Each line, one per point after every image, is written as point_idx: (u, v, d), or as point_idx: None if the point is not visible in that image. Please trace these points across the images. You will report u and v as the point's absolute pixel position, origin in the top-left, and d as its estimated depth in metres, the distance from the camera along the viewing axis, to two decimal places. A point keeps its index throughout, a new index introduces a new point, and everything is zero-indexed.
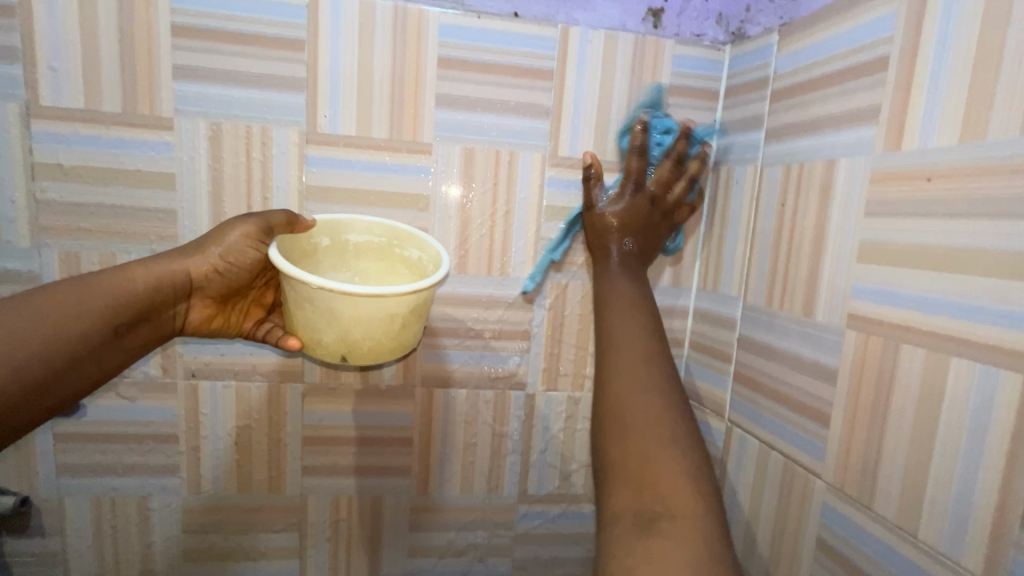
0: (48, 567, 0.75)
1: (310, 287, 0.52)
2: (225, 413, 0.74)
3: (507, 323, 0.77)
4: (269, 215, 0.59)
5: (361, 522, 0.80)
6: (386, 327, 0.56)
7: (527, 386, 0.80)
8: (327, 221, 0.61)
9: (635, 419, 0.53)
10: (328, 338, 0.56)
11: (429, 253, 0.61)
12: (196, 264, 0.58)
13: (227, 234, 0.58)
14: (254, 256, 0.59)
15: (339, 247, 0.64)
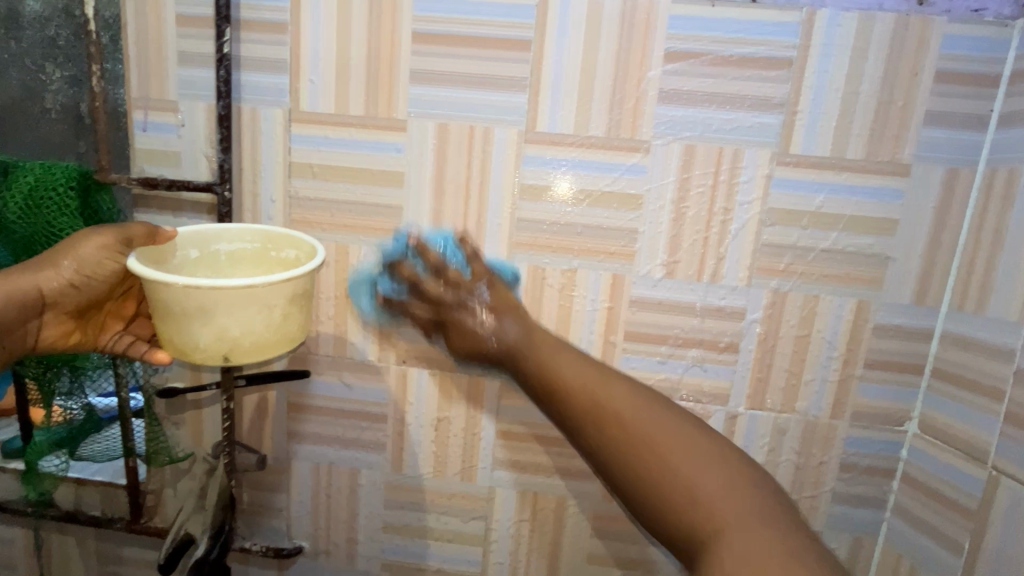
0: (273, 519, 0.85)
1: (178, 288, 0.53)
2: (429, 401, 0.78)
3: (714, 333, 0.72)
4: (128, 228, 0.62)
5: (544, 522, 0.81)
6: (267, 320, 0.57)
7: (729, 402, 0.74)
8: (194, 232, 0.64)
9: (600, 375, 0.51)
10: (204, 341, 0.56)
11: (303, 249, 0.64)
12: (45, 280, 0.62)
13: (78, 247, 0.62)
14: (108, 266, 0.63)
15: (208, 258, 0.66)
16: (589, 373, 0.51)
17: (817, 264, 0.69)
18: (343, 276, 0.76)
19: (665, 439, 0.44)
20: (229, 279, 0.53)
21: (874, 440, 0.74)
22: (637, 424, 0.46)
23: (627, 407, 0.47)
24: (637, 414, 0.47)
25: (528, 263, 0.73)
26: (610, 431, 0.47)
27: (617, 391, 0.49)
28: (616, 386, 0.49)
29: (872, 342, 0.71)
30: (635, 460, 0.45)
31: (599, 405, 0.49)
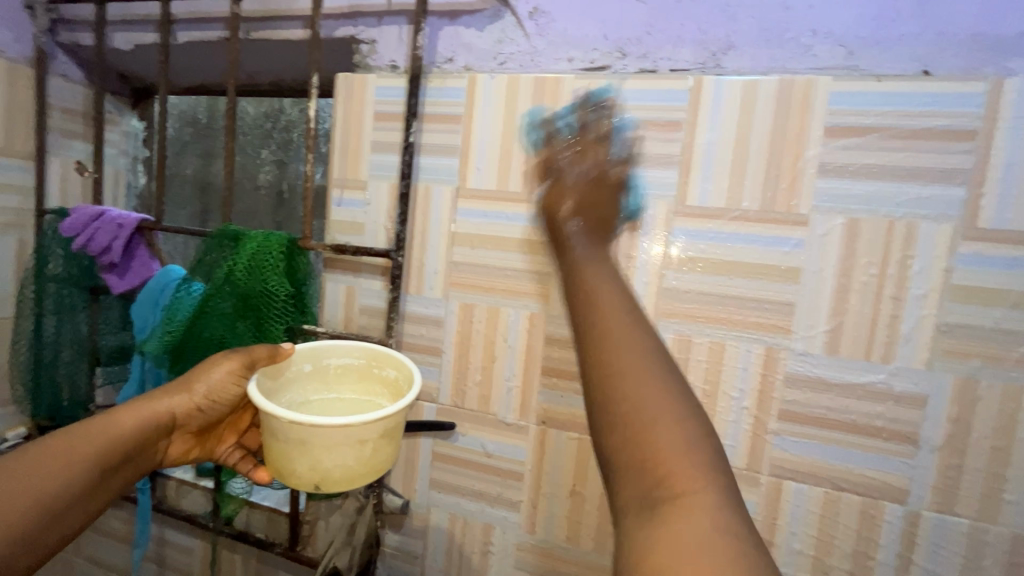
0: (409, 565, 0.89)
1: (284, 420, 0.59)
2: (565, 466, 0.79)
3: (887, 420, 0.66)
4: (251, 351, 0.71)
5: None
6: (357, 453, 0.62)
7: (908, 502, 0.66)
8: (308, 349, 0.71)
9: (626, 310, 0.46)
10: (300, 468, 0.62)
11: (403, 373, 0.69)
12: (181, 404, 0.70)
13: (210, 375, 0.71)
14: (231, 389, 0.72)
15: (320, 371, 0.73)
16: (616, 296, 0.47)
17: (1016, 350, 0.61)
18: (492, 336, 0.82)
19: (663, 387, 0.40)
20: (331, 418, 0.58)
21: None
22: (619, 387, 0.40)
23: (623, 364, 0.41)
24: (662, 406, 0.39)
25: (673, 333, 0.73)
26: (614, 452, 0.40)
27: (615, 326, 0.44)
28: (651, 419, 0.39)
29: None
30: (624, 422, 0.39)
31: (603, 351, 0.43)
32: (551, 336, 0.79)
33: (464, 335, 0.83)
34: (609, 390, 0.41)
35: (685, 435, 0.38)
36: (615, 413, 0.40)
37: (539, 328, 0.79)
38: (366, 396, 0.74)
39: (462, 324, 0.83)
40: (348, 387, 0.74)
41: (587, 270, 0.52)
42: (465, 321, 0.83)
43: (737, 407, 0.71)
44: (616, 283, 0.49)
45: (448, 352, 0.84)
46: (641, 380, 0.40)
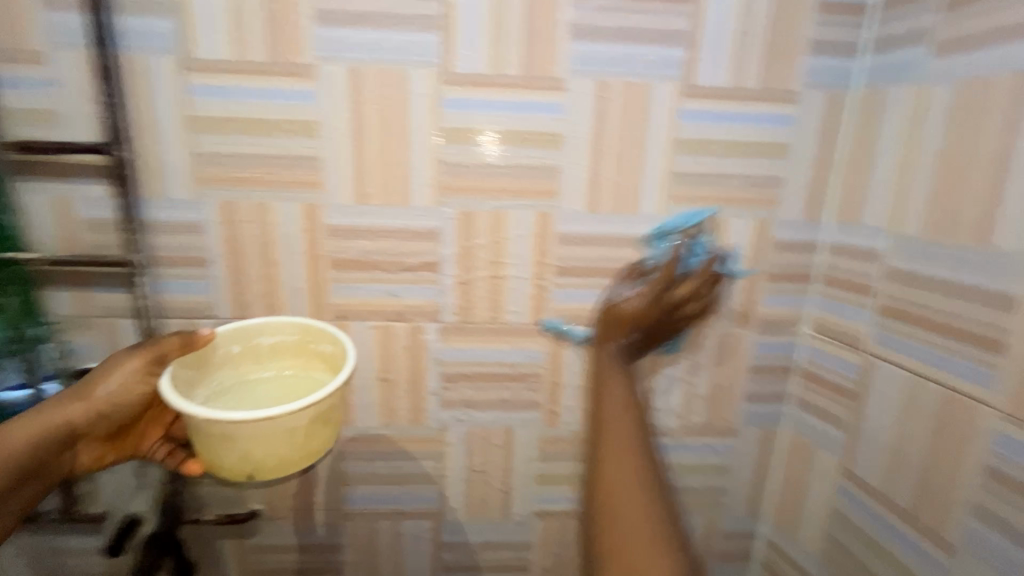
0: (224, 488, 0.84)
1: (197, 418, 0.56)
2: (370, 355, 0.79)
3: (636, 260, 0.78)
4: (159, 344, 0.64)
5: (493, 454, 0.85)
6: (288, 442, 0.59)
7: (653, 324, 0.81)
8: (236, 329, 0.68)
9: (632, 447, 0.71)
10: (229, 461, 0.59)
11: (339, 351, 0.66)
12: (77, 412, 0.61)
13: (111, 375, 0.63)
14: (136, 391, 0.64)
15: (250, 351, 0.70)
16: (629, 442, 0.71)
17: (721, 189, 0.76)
18: (267, 234, 0.73)
19: (638, 529, 0.61)
20: (248, 413, 0.55)
21: (773, 345, 0.83)
22: (606, 476, 0.68)
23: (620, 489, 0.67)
24: (631, 493, 0.65)
25: (457, 208, 0.74)
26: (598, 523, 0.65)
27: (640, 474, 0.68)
28: (619, 492, 0.66)
29: (770, 256, 0.79)
30: (603, 511, 0.66)
31: (604, 450, 0.71)
32: (333, 228, 0.74)
33: (234, 239, 0.73)
34: (598, 502, 0.67)
35: (646, 555, 0.59)
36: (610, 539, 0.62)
37: (319, 218, 0.73)
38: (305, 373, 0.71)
39: (227, 226, 0.73)
40: (289, 364, 0.71)
41: (604, 404, 0.75)
42: (231, 223, 0.72)
43: (521, 271, 0.77)
44: (624, 397, 0.75)
45: (218, 261, 0.74)
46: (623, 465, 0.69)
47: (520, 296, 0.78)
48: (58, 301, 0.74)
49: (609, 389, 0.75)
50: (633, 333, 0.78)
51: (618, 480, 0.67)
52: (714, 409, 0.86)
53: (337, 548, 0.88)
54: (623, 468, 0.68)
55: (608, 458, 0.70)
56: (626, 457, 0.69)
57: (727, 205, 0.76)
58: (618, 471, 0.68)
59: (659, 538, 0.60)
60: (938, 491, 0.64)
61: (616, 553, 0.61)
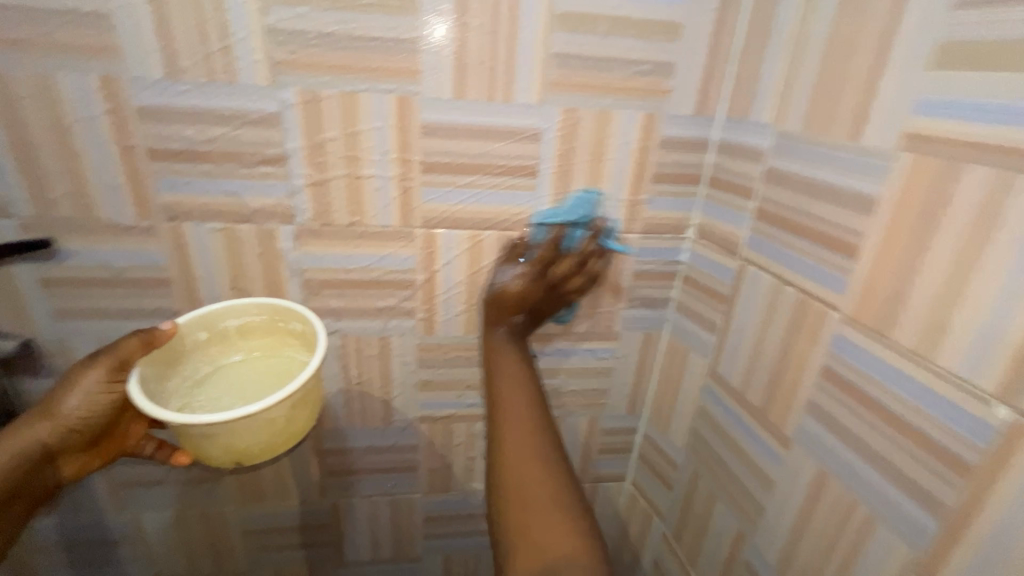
0: None
1: (174, 420, 0.52)
2: (217, 261, 0.71)
3: (512, 156, 0.70)
4: (119, 348, 0.59)
5: (369, 362, 0.82)
6: (272, 430, 0.57)
7: (533, 227, 0.75)
8: (197, 317, 0.64)
9: (533, 426, 0.71)
10: (215, 454, 0.56)
11: (308, 328, 0.64)
12: (45, 432, 0.61)
13: (74, 388, 0.60)
14: (105, 402, 0.61)
15: (219, 335, 0.67)
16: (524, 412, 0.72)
17: (605, 75, 0.67)
18: (56, 114, 0.60)
19: (540, 500, 0.64)
20: (228, 412, 0.52)
21: (658, 250, 0.81)
22: (513, 476, 0.67)
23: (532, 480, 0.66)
24: (518, 440, 0.70)
25: (296, 87, 0.62)
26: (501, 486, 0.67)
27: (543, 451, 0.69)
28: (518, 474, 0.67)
29: (658, 154, 0.74)
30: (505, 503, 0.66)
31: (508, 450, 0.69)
32: (144, 108, 0.61)
33: (12, 118, 0.59)
34: (500, 466, 0.69)
35: (560, 528, 0.62)
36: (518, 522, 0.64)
37: (122, 95, 0.60)
38: (284, 352, 0.69)
39: (0, 101, 0.58)
40: (260, 344, 0.69)
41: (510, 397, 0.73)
42: (4, 97, 0.58)
43: (383, 166, 0.68)
44: (522, 396, 0.74)
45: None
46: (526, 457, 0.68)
47: (384, 196, 0.70)
48: None
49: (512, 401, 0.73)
50: (519, 316, 0.78)
51: (518, 426, 0.71)
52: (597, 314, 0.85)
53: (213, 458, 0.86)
54: (521, 441, 0.70)
55: (507, 385, 0.74)
56: (541, 435, 0.71)
57: (612, 94, 0.68)
58: (517, 442, 0.70)
59: (558, 492, 0.65)
60: (782, 389, 0.65)
61: (517, 508, 0.64)
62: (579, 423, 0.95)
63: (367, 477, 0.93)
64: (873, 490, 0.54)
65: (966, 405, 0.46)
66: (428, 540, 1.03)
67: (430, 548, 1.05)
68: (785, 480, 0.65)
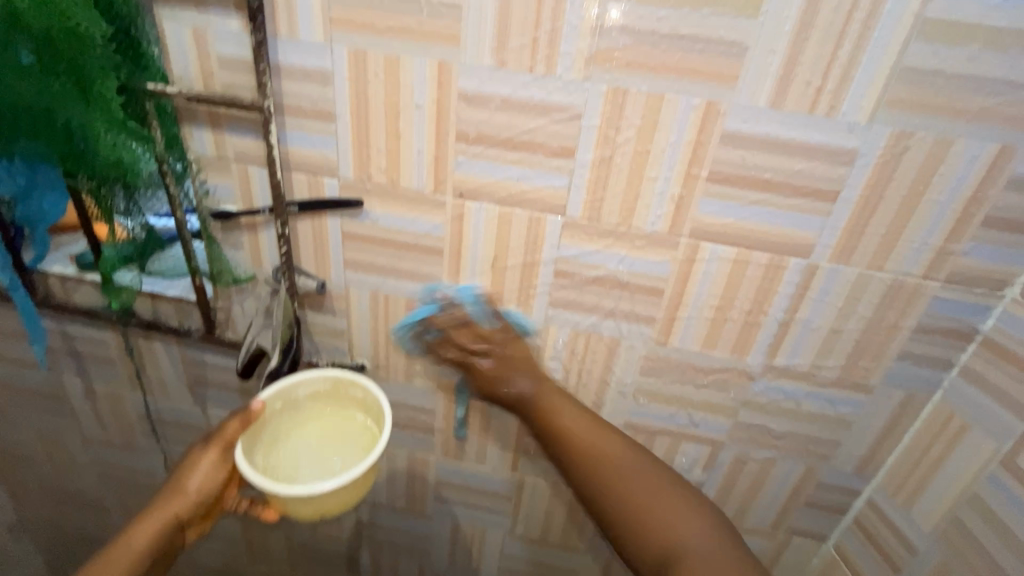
0: (336, 339, 0.90)
1: (284, 492, 0.69)
2: (485, 240, 0.76)
3: (813, 177, 0.63)
4: (225, 431, 0.76)
5: (595, 358, 0.82)
6: (354, 490, 0.74)
7: (812, 255, 0.68)
8: (276, 392, 0.79)
9: (602, 428, 0.77)
10: (305, 512, 0.72)
11: (370, 397, 0.81)
12: (177, 507, 0.75)
13: (196, 469, 0.76)
14: (218, 477, 0.77)
15: (290, 403, 0.82)
16: (575, 420, 0.78)
17: (961, 97, 0.57)
18: (392, 94, 0.67)
19: (675, 509, 0.71)
20: (331, 485, 0.70)
21: (958, 304, 0.68)
22: (633, 488, 0.72)
23: (653, 514, 0.71)
24: (606, 441, 0.76)
25: (606, 84, 0.62)
26: (629, 511, 0.72)
27: (644, 468, 0.74)
28: (632, 476, 0.73)
29: (999, 195, 0.61)
30: (647, 522, 0.70)
31: (589, 452, 0.75)
32: (465, 94, 0.66)
33: (359, 94, 0.68)
34: (610, 493, 0.73)
35: (687, 516, 0.70)
36: (661, 550, 0.69)
37: (450, 80, 0.65)
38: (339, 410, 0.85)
39: (354, 79, 0.67)
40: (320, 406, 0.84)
41: (563, 409, 0.78)
42: (359, 76, 0.67)
43: (667, 172, 0.67)
44: (579, 412, 0.78)
45: (343, 117, 0.70)
46: (649, 487, 0.72)
47: (658, 204, 0.69)
48: (199, 140, 0.75)
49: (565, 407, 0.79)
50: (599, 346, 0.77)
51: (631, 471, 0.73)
52: (855, 362, 0.75)
53: (431, 411, 0.94)
54: (631, 457, 0.74)
55: (579, 436, 0.76)
56: (606, 430, 0.77)
57: (964, 120, 0.58)
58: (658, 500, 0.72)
59: (659, 483, 0.73)
60: None
61: (636, 534, 0.71)
62: (793, 470, 0.86)
63: None
64: None
65: None
66: (596, 538, 1.04)
67: (595, 545, 1.05)
68: None
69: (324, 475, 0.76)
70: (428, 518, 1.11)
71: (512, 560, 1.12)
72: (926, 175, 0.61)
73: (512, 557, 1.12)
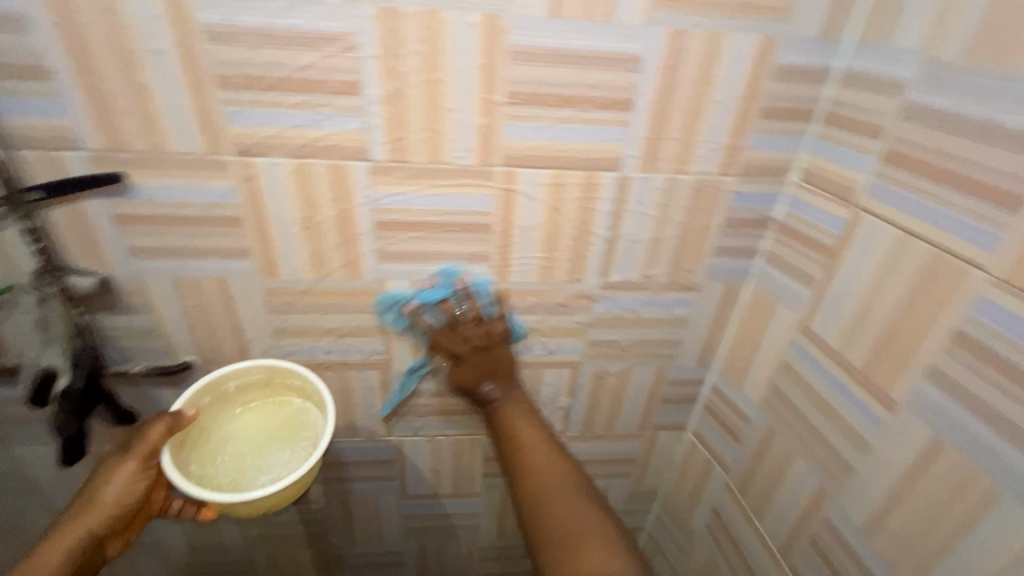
0: (148, 340, 0.78)
1: (212, 495, 0.65)
2: (289, 200, 0.68)
3: (605, 88, 0.63)
4: (147, 436, 0.68)
5: (441, 306, 0.80)
6: (297, 485, 0.70)
7: (620, 168, 0.69)
8: (202, 387, 0.75)
9: (546, 437, 0.78)
10: (246, 512, 0.68)
11: (309, 384, 0.78)
12: (91, 521, 0.66)
13: (112, 479, 0.67)
14: (139, 485, 0.68)
15: (220, 397, 0.78)
16: (536, 432, 0.78)
17: None
18: (119, 37, 0.55)
19: (581, 523, 0.66)
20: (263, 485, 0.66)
21: (754, 195, 0.74)
22: (550, 509, 0.68)
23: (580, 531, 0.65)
24: (546, 454, 0.75)
25: (374, 4, 0.56)
26: (538, 510, 0.69)
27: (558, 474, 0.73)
28: (558, 482, 0.71)
29: (769, 87, 0.65)
30: (559, 538, 0.65)
31: (523, 445, 0.77)
32: (211, 30, 0.56)
33: (75, 41, 0.55)
34: (541, 497, 0.70)
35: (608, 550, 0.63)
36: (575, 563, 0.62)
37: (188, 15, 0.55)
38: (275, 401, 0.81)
39: (61, 22, 0.54)
40: (253, 399, 0.80)
41: (523, 428, 0.79)
42: (66, 18, 0.54)
43: (463, 100, 0.62)
44: (536, 425, 0.80)
45: (63, 73, 0.56)
46: (575, 504, 0.68)
47: (462, 134, 0.65)
48: None
49: (523, 425, 0.79)
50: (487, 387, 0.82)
51: (541, 473, 0.73)
52: (679, 265, 0.79)
53: None
54: (560, 468, 0.73)
55: (533, 468, 0.74)
56: (533, 420, 0.80)
57: (726, 14, 0.60)
58: (564, 503, 0.69)
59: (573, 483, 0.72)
60: (897, 350, 0.60)
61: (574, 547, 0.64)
62: (646, 373, 0.92)
63: (435, 418, 0.94)
64: (1007, 464, 0.50)
65: None
66: (487, 477, 1.06)
67: (487, 485, 1.07)
68: (885, 445, 0.62)
69: (268, 471, 0.72)
70: (315, 501, 1.06)
71: (413, 520, 1.12)
72: (705, 73, 0.63)
73: (411, 517, 1.11)
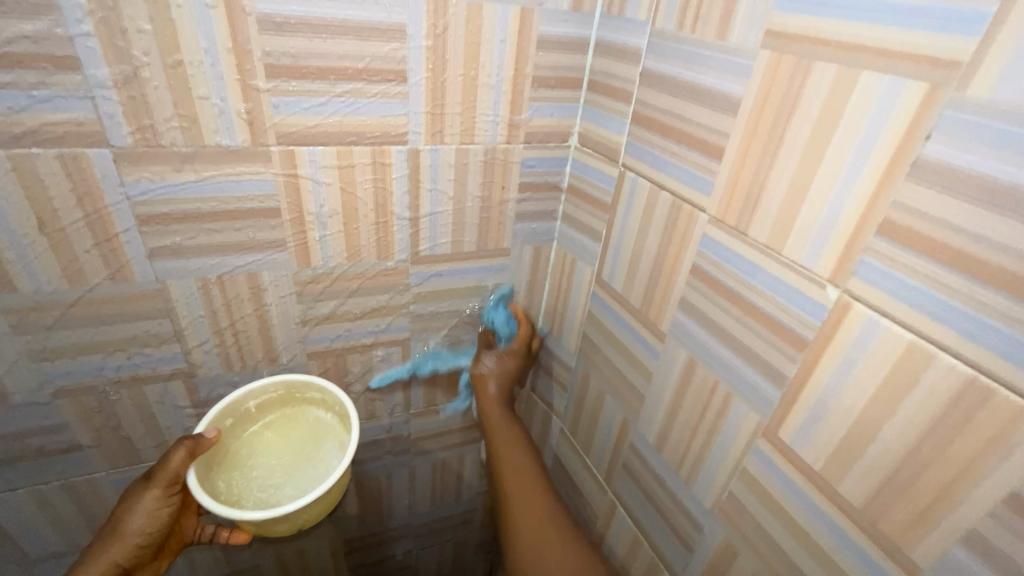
0: None
1: (246, 516, 0.63)
2: (12, 201, 0.57)
3: (375, 63, 0.63)
4: (168, 465, 0.65)
5: (241, 303, 0.73)
6: (332, 493, 0.71)
7: (408, 141, 0.70)
8: (226, 407, 0.74)
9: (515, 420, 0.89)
10: (280, 527, 0.68)
11: (329, 395, 0.79)
12: (117, 553, 0.63)
13: (135, 508, 0.64)
14: (163, 513, 0.65)
15: (242, 416, 0.77)
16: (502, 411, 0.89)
17: None
18: None
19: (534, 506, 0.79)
20: (308, 496, 0.66)
21: (543, 161, 0.79)
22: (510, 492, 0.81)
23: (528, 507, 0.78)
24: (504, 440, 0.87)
25: None
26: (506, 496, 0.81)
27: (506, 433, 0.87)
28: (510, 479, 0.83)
29: (535, 56, 0.70)
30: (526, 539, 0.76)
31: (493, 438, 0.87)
32: None
33: None
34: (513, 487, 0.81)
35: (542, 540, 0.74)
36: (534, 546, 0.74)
37: None
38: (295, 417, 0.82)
39: None
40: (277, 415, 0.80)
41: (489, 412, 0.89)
42: None
43: (215, 76, 0.58)
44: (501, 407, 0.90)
45: None
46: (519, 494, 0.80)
47: (223, 115, 0.60)
48: None
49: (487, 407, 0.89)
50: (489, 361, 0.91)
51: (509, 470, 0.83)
52: (487, 233, 0.82)
53: (62, 428, 0.74)
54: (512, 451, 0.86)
55: (503, 449, 0.85)
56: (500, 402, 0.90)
57: None
58: (524, 491, 0.81)
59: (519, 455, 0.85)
60: (660, 289, 0.69)
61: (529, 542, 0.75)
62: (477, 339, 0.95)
63: None
64: (733, 371, 0.60)
65: (806, 290, 0.50)
66: None
67: None
68: (661, 370, 0.71)
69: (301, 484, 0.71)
70: None
71: None
72: (474, 45, 0.66)
73: None
